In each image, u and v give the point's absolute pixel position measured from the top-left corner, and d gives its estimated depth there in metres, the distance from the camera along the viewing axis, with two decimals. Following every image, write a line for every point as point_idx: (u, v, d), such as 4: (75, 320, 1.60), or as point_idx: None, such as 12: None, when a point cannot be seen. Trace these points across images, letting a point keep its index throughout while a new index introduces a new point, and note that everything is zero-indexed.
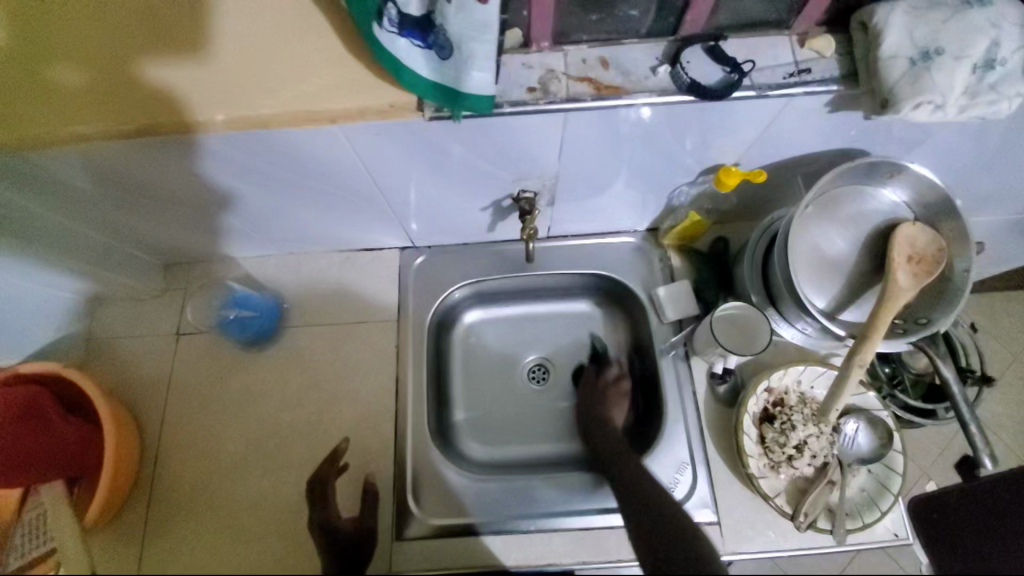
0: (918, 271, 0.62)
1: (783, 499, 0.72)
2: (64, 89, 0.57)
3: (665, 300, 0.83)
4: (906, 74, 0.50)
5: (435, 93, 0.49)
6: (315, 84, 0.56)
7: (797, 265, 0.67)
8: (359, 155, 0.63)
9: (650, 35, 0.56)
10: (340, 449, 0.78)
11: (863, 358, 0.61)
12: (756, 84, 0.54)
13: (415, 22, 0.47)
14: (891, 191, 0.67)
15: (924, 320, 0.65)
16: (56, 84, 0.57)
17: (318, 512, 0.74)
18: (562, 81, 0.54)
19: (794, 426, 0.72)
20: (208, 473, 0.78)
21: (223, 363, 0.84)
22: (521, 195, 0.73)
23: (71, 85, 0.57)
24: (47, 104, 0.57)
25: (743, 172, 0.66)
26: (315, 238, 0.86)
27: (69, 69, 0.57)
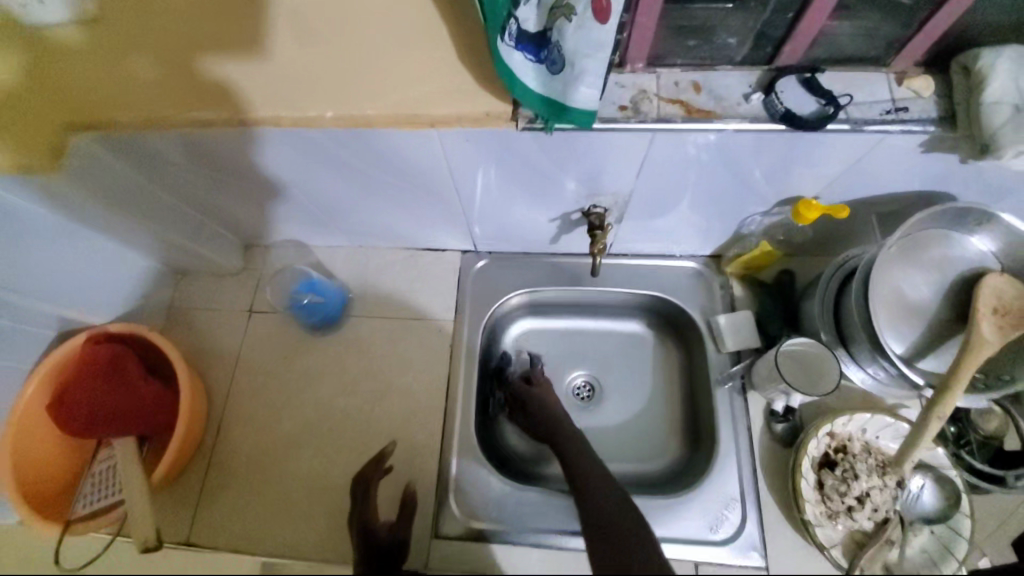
0: (1003, 324, 0.59)
1: (839, 551, 0.69)
2: (194, 79, 0.64)
3: (725, 329, 0.81)
4: (1011, 120, 0.49)
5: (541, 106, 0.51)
6: (416, 89, 0.59)
7: (875, 306, 0.64)
8: (445, 159, 0.66)
9: (744, 63, 0.56)
10: (386, 452, 0.78)
11: (944, 411, 0.58)
12: (851, 118, 0.53)
13: (531, 38, 0.49)
14: (980, 239, 0.64)
15: (1007, 377, 0.62)
16: (189, 74, 0.64)
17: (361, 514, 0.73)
18: (654, 102, 0.55)
19: (857, 476, 0.69)
20: (263, 447, 0.82)
21: (287, 344, 0.88)
22: (592, 211, 0.74)
23: (201, 76, 0.64)
24: (179, 88, 0.64)
25: (824, 207, 0.65)
26: (385, 234, 0.90)
27: (202, 63, 0.64)
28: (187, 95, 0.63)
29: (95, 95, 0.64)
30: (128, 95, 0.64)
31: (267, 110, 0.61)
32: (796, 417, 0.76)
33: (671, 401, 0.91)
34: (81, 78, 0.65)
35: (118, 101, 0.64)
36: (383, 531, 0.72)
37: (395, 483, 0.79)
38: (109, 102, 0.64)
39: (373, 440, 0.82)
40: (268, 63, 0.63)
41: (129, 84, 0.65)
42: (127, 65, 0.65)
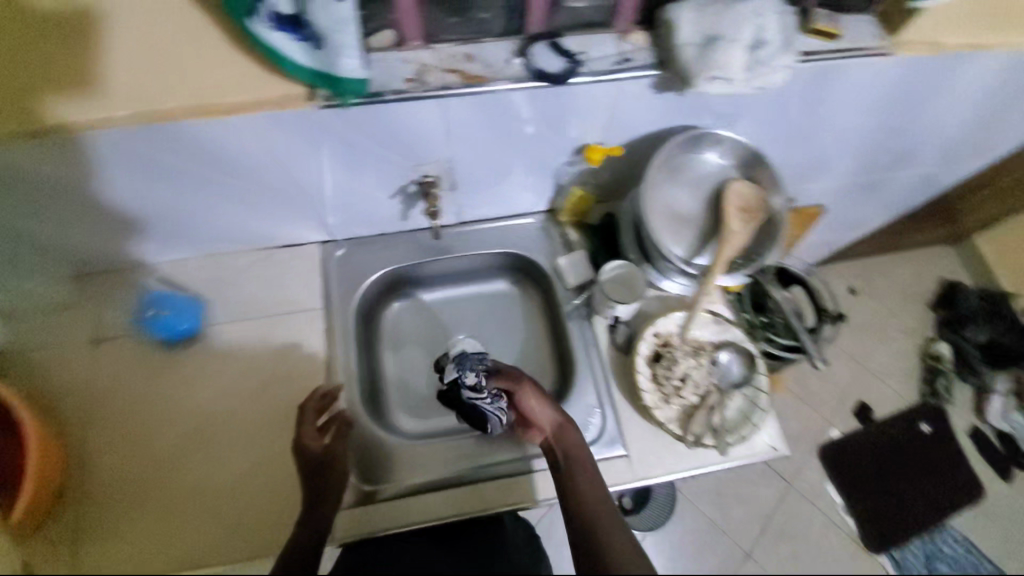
0: (747, 218, 0.78)
1: (675, 424, 0.83)
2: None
3: (566, 268, 0.94)
4: (698, 56, 0.65)
5: (319, 79, 0.61)
6: (218, 82, 0.64)
7: (655, 223, 0.80)
8: (265, 149, 0.71)
9: (505, 34, 0.69)
10: (334, 393, 0.83)
11: (708, 287, 0.77)
12: (591, 71, 0.68)
13: (288, 19, 0.57)
14: (716, 155, 0.82)
15: (756, 255, 0.80)
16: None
17: (301, 430, 0.79)
18: (435, 73, 0.66)
19: (677, 361, 0.85)
20: (143, 466, 0.79)
21: (149, 361, 0.86)
22: (424, 180, 0.82)
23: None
24: None
25: (605, 149, 0.81)
26: (237, 236, 0.91)
27: None
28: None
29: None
30: None
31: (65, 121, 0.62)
32: (631, 325, 0.91)
33: (540, 342, 1.02)
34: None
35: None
36: (314, 446, 0.78)
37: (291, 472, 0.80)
38: None
39: (257, 436, 0.82)
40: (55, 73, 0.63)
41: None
42: None
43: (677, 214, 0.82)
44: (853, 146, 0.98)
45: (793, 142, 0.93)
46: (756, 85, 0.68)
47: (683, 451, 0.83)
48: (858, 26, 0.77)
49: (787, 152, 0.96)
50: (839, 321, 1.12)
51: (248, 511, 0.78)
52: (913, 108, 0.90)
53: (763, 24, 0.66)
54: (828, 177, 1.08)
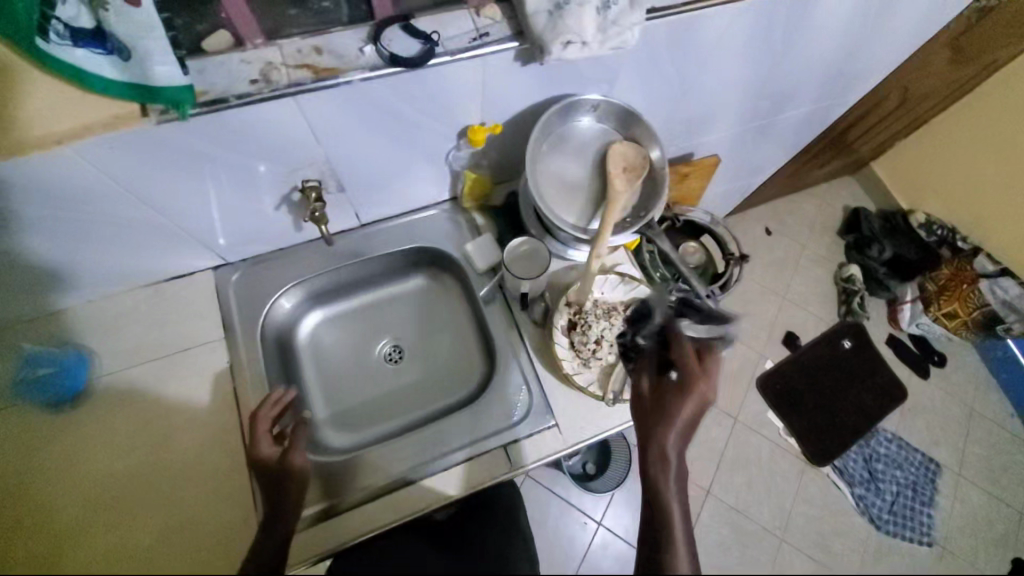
0: (630, 177, 0.80)
1: (596, 386, 0.85)
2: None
3: (473, 254, 0.94)
4: (548, 24, 0.65)
5: (136, 93, 0.56)
6: (29, 109, 0.57)
7: (545, 196, 0.82)
8: (112, 177, 0.64)
9: (353, 21, 0.66)
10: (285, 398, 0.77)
11: (600, 252, 0.77)
12: (449, 50, 0.66)
13: (87, 33, 0.52)
14: (593, 119, 0.84)
15: (643, 211, 0.82)
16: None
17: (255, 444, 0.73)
18: (283, 71, 0.62)
19: (590, 326, 0.86)
20: (34, 554, 0.70)
21: (33, 429, 0.77)
22: (305, 185, 0.79)
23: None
24: None
25: (486, 128, 0.80)
26: (115, 275, 0.83)
27: None
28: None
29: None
30: None
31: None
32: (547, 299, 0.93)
33: (466, 331, 1.01)
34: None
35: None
36: (271, 455, 0.73)
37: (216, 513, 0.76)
38: None
39: (168, 487, 0.77)
40: None
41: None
42: None
43: (566, 183, 0.84)
44: (731, 94, 1.03)
45: (674, 97, 0.96)
46: (612, 46, 0.68)
47: (610, 411, 0.86)
48: None
49: (671, 108, 1.00)
50: (744, 261, 1.19)
51: (168, 572, 0.72)
52: (777, 51, 0.95)
53: None
54: (716, 126, 1.13)
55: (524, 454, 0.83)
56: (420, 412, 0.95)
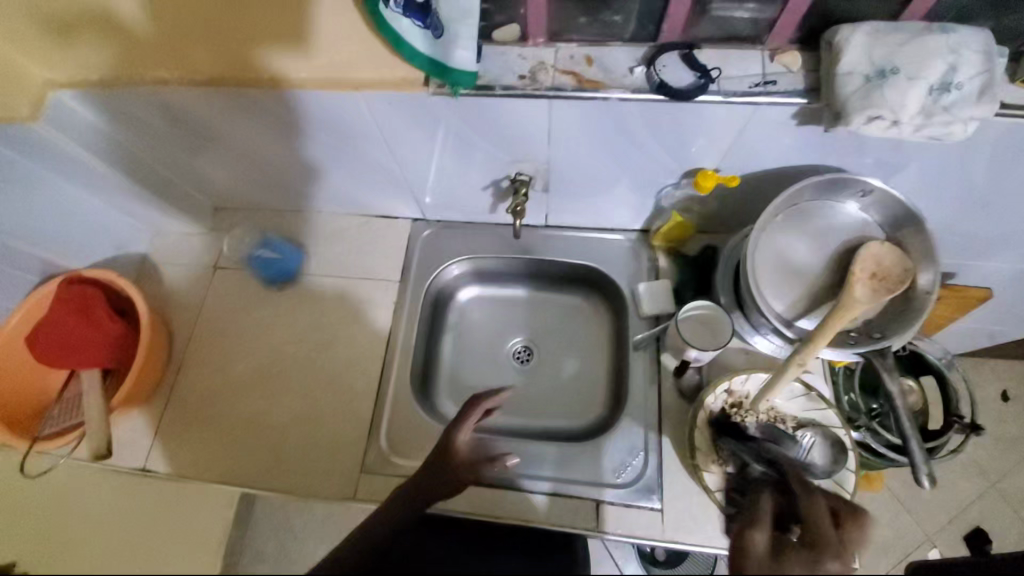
0: (878, 287, 0.63)
1: (724, 496, 0.74)
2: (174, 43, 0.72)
3: (644, 296, 0.87)
4: (860, 89, 0.55)
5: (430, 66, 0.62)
6: (346, 55, 0.68)
7: (760, 268, 0.72)
8: (376, 125, 0.74)
9: (634, 39, 0.65)
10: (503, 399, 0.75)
11: (802, 360, 0.63)
12: (722, 90, 0.61)
13: (419, 7, 0.59)
14: (859, 209, 0.72)
15: (879, 334, 0.69)
16: (162, 37, 0.72)
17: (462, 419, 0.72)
18: (550, 73, 0.64)
19: (746, 428, 0.74)
20: (219, 388, 0.91)
21: (247, 296, 0.97)
22: (517, 177, 0.81)
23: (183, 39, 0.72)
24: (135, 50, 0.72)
25: (719, 176, 0.72)
26: (341, 200, 0.98)
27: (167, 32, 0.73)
28: (195, 64, 0.71)
29: (77, 57, 0.73)
30: (100, 57, 0.73)
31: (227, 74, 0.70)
32: (702, 374, 0.83)
33: (601, 364, 0.96)
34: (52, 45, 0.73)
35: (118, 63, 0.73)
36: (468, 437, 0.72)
37: (338, 430, 0.86)
38: (84, 63, 0.73)
39: (316, 387, 0.89)
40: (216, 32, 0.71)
41: (105, 48, 0.73)
42: (100, 27, 0.74)
43: (789, 262, 0.73)
44: None
45: (969, 208, 0.75)
46: (929, 134, 0.55)
47: (727, 526, 0.75)
48: None
49: (956, 221, 0.79)
50: (975, 434, 0.90)
51: (286, 454, 0.85)
52: None
53: (959, 63, 0.54)
54: (1006, 256, 0.87)
55: (614, 522, 0.77)
56: (526, 424, 0.93)
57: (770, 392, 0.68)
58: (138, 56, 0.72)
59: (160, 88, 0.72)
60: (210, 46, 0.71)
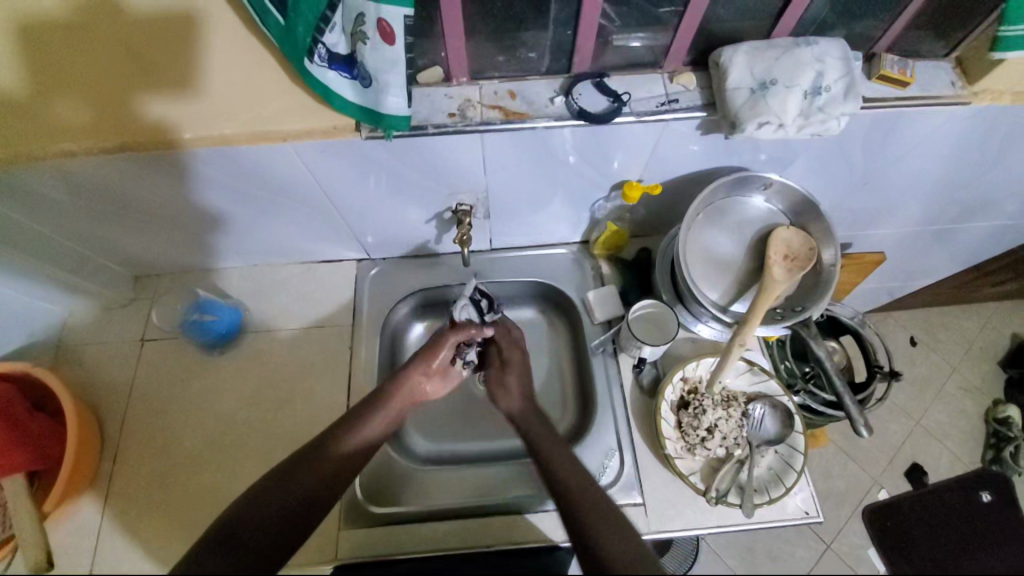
0: (792, 266, 0.74)
1: (698, 477, 0.80)
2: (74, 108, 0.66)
3: (594, 302, 0.92)
4: (747, 101, 0.64)
5: (363, 115, 0.61)
6: (270, 108, 0.67)
7: (692, 265, 0.80)
8: (310, 171, 0.74)
9: (550, 72, 0.71)
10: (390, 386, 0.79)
11: (742, 339, 0.72)
12: (634, 111, 0.68)
13: (344, 59, 0.58)
14: (767, 201, 0.81)
15: (800, 307, 0.78)
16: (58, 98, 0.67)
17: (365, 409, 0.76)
18: (478, 108, 0.68)
19: (705, 411, 0.81)
20: (167, 469, 0.84)
21: (187, 365, 0.91)
22: (458, 208, 0.83)
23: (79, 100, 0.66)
24: (22, 119, 0.66)
25: (643, 186, 0.79)
26: (280, 251, 0.95)
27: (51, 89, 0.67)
28: (107, 127, 0.67)
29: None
30: None
31: (153, 137, 0.67)
32: (658, 367, 0.89)
33: (564, 373, 0.99)
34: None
35: (11, 134, 0.66)
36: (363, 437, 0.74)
37: None
38: None
39: (277, 448, 0.85)
40: (115, 87, 0.66)
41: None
42: None
43: (716, 256, 0.81)
44: (918, 190, 0.91)
45: (851, 186, 0.87)
46: (812, 131, 0.65)
47: (705, 508, 0.79)
48: (931, 73, 0.73)
49: (844, 199, 0.91)
50: (893, 379, 1.03)
51: None
52: (988, 158, 0.83)
53: (824, 70, 0.64)
54: (888, 221, 1.01)
55: None
56: (503, 445, 0.95)
57: (724, 373, 0.76)
58: (32, 124, 0.67)
59: (67, 160, 0.68)
60: (132, 95, 0.66)
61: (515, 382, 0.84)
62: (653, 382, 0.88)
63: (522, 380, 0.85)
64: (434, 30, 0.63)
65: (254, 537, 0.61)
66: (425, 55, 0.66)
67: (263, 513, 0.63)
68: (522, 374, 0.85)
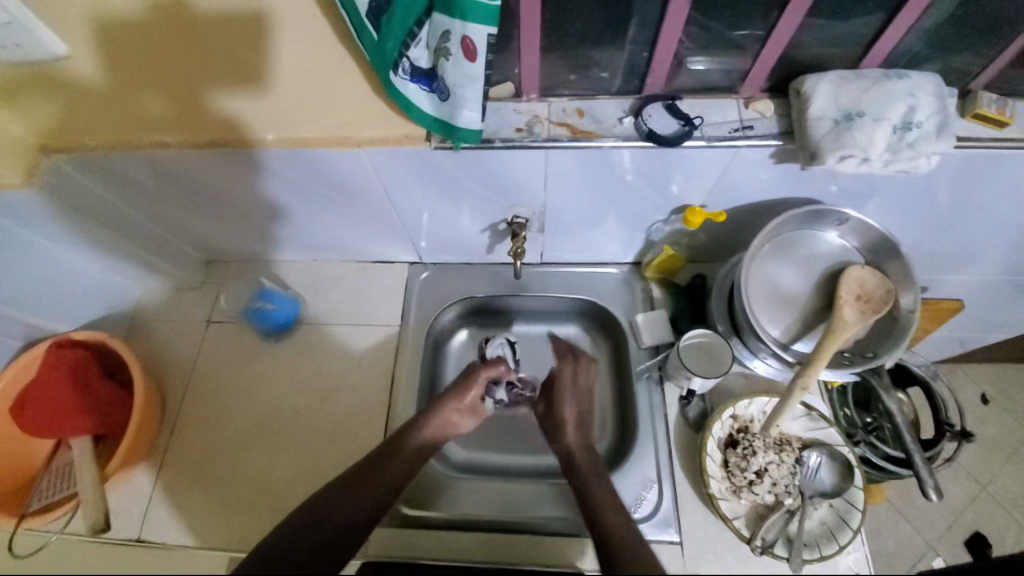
0: (864, 309, 0.70)
1: (742, 523, 0.76)
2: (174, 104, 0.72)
3: (643, 326, 0.90)
4: (830, 132, 0.61)
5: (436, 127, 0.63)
6: (348, 114, 0.70)
7: (753, 298, 0.76)
8: (377, 176, 0.77)
9: (620, 92, 0.70)
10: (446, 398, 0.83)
11: (803, 382, 0.68)
12: (706, 136, 0.66)
13: (424, 72, 0.60)
14: (840, 237, 0.77)
15: (869, 353, 0.73)
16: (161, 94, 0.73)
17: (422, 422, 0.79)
18: (545, 125, 0.68)
19: (755, 452, 0.77)
20: (218, 447, 0.88)
21: (244, 349, 0.96)
22: (514, 220, 0.84)
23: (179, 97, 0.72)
24: (129, 112, 0.73)
25: (706, 212, 0.77)
26: (338, 248, 0.99)
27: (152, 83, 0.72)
28: (202, 126, 0.73)
29: (72, 120, 0.74)
30: (98, 123, 0.74)
31: (238, 134, 0.72)
32: (705, 400, 0.85)
33: (603, 394, 0.97)
34: (49, 116, 0.74)
35: (120, 123, 0.74)
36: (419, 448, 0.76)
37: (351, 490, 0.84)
38: (84, 126, 0.74)
39: (318, 441, 0.88)
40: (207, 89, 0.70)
41: (107, 110, 0.73)
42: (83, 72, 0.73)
43: (779, 290, 0.77)
44: (1010, 237, 0.83)
45: (933, 227, 0.81)
46: (898, 168, 0.61)
47: (746, 555, 0.75)
48: None
49: (922, 240, 0.85)
50: (966, 441, 0.94)
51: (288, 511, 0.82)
52: None
53: (917, 105, 0.60)
54: (970, 267, 0.93)
55: None
56: (536, 462, 0.94)
57: (781, 416, 0.72)
58: (135, 115, 0.73)
59: (160, 151, 0.74)
60: (213, 91, 0.71)
61: (572, 413, 0.84)
62: (699, 414, 0.84)
63: (577, 413, 0.85)
64: (510, 46, 0.65)
65: (314, 534, 0.61)
66: (498, 70, 0.67)
67: (326, 517, 0.64)
68: (578, 406, 0.85)
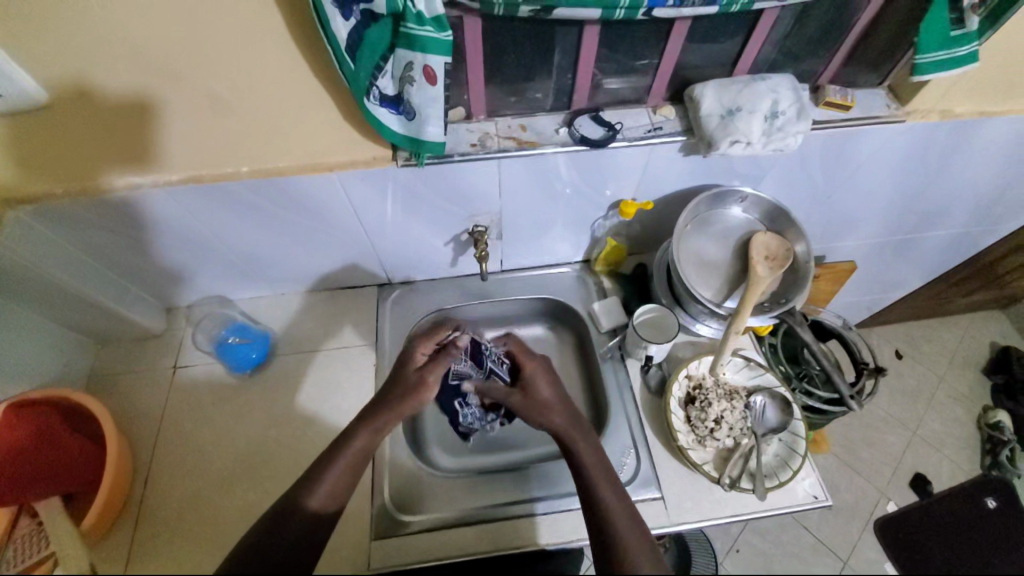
0: (774, 265, 0.85)
1: (711, 467, 0.85)
2: (135, 150, 0.74)
3: (599, 312, 1.01)
4: (719, 124, 0.77)
5: (406, 142, 0.73)
6: (316, 144, 0.78)
7: (687, 269, 0.90)
8: (346, 199, 0.84)
9: (554, 109, 0.84)
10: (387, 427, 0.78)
11: (737, 328, 0.81)
12: (627, 138, 0.81)
13: (391, 99, 0.69)
14: (744, 212, 0.93)
15: (784, 300, 0.88)
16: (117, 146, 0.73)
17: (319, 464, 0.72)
18: (495, 139, 0.80)
19: (711, 403, 0.87)
20: (198, 488, 0.86)
21: (218, 387, 0.95)
22: (475, 229, 0.93)
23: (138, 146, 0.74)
24: (86, 166, 0.74)
25: (637, 204, 0.90)
26: (306, 276, 1.02)
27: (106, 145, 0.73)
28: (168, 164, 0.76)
29: (26, 168, 0.73)
30: (50, 169, 0.74)
31: (209, 169, 0.77)
32: (664, 368, 0.96)
33: (574, 382, 1.05)
34: None
35: (79, 174, 0.75)
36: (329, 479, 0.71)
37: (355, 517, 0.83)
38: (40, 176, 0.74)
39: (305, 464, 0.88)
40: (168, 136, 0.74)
41: (57, 164, 0.74)
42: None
43: (705, 260, 0.91)
44: (874, 203, 1.04)
45: (814, 200, 1.01)
46: (774, 146, 0.78)
47: (720, 497, 0.84)
48: (870, 99, 0.88)
49: (809, 212, 1.04)
50: (880, 374, 1.09)
51: None
52: (928, 171, 0.98)
53: (778, 98, 0.78)
54: (851, 233, 1.14)
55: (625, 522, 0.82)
56: (522, 453, 0.99)
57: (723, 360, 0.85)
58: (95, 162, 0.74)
59: (132, 191, 0.77)
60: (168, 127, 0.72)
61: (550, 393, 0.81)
62: (660, 381, 0.95)
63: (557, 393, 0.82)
64: (459, 78, 0.76)
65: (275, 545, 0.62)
66: (452, 98, 0.78)
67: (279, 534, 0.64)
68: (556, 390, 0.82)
